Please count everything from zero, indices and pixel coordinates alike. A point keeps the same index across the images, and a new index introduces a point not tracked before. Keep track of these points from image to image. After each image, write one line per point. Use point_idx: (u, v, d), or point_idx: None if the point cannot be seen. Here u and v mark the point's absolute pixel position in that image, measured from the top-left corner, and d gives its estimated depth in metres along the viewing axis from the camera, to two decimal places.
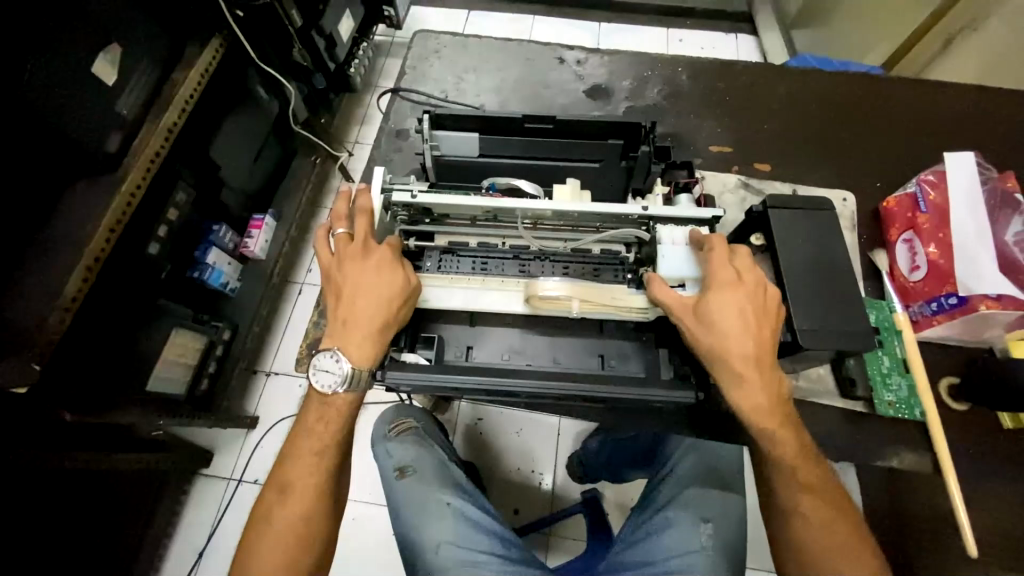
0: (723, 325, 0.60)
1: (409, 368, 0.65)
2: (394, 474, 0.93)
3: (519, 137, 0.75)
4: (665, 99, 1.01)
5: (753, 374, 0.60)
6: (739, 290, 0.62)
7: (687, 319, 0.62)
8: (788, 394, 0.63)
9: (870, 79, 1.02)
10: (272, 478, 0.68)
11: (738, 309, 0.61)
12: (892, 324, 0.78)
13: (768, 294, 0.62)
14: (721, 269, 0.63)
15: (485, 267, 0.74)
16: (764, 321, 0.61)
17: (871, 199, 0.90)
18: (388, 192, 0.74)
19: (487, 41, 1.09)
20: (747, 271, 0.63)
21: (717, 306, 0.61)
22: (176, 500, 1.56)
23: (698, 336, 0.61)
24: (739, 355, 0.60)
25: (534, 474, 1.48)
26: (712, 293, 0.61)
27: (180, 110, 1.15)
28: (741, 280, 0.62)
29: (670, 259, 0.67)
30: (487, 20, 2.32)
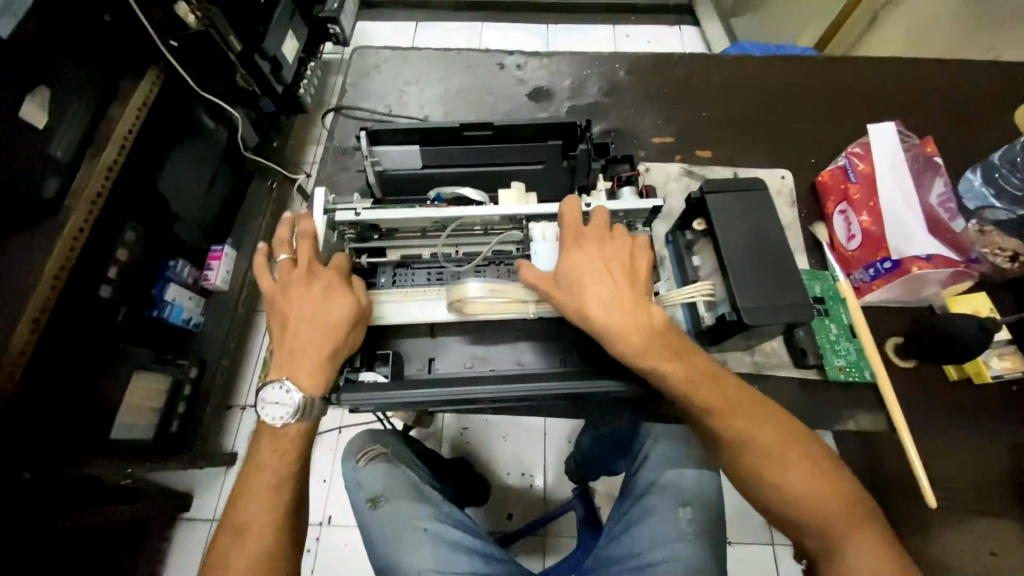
0: (578, 284, 0.64)
1: (368, 386, 0.65)
2: (367, 505, 0.90)
3: (460, 145, 0.76)
4: (606, 96, 1.03)
5: (615, 319, 0.63)
6: (584, 251, 0.66)
7: (545, 287, 0.65)
8: (667, 331, 0.64)
9: (798, 60, 1.07)
10: (231, 518, 0.65)
11: (586, 266, 0.65)
12: (836, 292, 0.80)
13: (616, 246, 0.67)
14: (568, 235, 0.68)
15: (440, 277, 0.75)
16: (617, 273, 0.65)
17: (808, 174, 0.94)
18: (332, 212, 0.73)
19: (426, 52, 1.09)
20: (593, 231, 0.68)
21: (565, 269, 0.65)
22: (156, 550, 1.50)
23: (560, 300, 0.65)
24: (597, 305, 0.63)
25: (524, 477, 1.48)
26: (561, 258, 0.66)
27: (120, 146, 1.12)
28: (586, 240, 0.67)
29: (542, 253, 0.71)
30: (435, 31, 2.32)
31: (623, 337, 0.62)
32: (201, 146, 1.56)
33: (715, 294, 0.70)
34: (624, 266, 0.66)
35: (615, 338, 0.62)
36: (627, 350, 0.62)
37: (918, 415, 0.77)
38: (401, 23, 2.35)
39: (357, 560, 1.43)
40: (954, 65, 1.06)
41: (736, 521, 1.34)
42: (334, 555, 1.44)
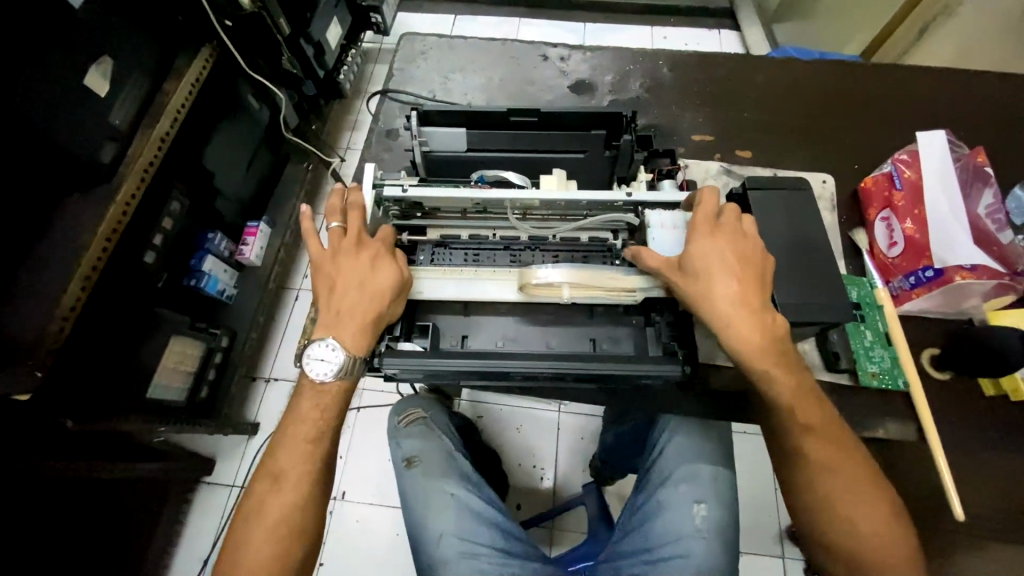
0: (708, 273, 0.63)
1: (403, 353, 0.67)
2: (403, 464, 0.96)
3: (506, 131, 0.78)
4: (647, 92, 1.04)
5: (741, 314, 0.62)
6: (716, 242, 0.65)
7: (668, 271, 0.64)
8: (786, 336, 0.63)
9: (845, 66, 1.05)
10: (267, 468, 0.69)
11: (718, 259, 0.63)
12: (873, 299, 0.80)
13: (749, 242, 0.65)
14: (700, 223, 0.66)
15: (477, 258, 0.76)
16: (748, 269, 0.63)
17: (850, 180, 0.93)
18: (380, 188, 0.77)
19: (472, 41, 1.11)
20: (726, 223, 0.66)
21: (696, 257, 0.63)
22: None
23: (682, 286, 0.64)
24: (725, 297, 0.62)
25: (536, 470, 1.50)
26: (691, 244, 0.64)
27: (172, 120, 1.18)
28: (720, 232, 0.65)
29: (660, 241, 0.69)
30: (474, 24, 2.35)
31: (743, 332, 0.62)
32: (246, 125, 1.62)
33: None
34: (753, 263, 0.64)
35: (729, 331, 0.62)
36: (740, 344, 0.62)
37: (947, 430, 0.76)
38: (441, 15, 2.39)
39: (368, 536, 1.47)
40: (1009, 79, 1.03)
41: (745, 530, 1.33)
42: (345, 530, 1.48)
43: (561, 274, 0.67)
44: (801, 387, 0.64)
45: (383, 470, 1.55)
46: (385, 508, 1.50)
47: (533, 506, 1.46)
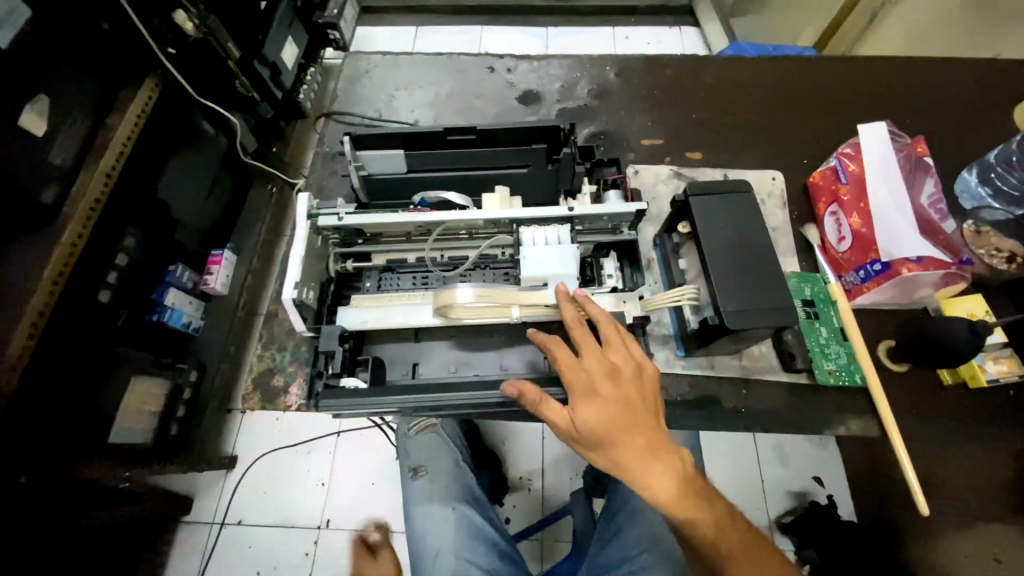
0: (609, 434, 0.54)
1: (345, 394, 0.64)
2: (408, 473, 0.96)
3: (445, 150, 0.76)
4: (595, 98, 1.03)
5: (656, 469, 0.54)
6: (599, 388, 0.56)
7: (568, 437, 0.56)
8: (695, 470, 0.57)
9: (791, 61, 1.06)
10: None
11: (607, 414, 0.55)
12: (827, 295, 0.79)
13: (627, 378, 0.57)
14: (572, 371, 0.57)
15: (426, 282, 0.78)
16: (638, 412, 0.56)
17: (800, 175, 0.93)
18: (315, 217, 0.72)
19: (417, 57, 1.09)
20: (598, 357, 0.58)
21: (589, 420, 0.54)
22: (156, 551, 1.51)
23: (587, 453, 0.56)
24: (635, 455, 0.54)
25: (522, 481, 1.47)
26: (575, 401, 0.56)
27: (118, 155, 1.13)
28: (596, 373, 0.57)
29: (534, 259, 0.68)
30: (436, 34, 2.34)
31: (658, 488, 0.53)
32: (201, 152, 1.58)
33: (700, 298, 0.69)
34: (640, 398, 0.57)
35: (645, 490, 0.54)
36: (660, 501, 0.55)
37: (912, 421, 0.75)
38: (401, 27, 2.37)
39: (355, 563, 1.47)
40: (951, 62, 1.04)
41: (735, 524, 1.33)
42: None
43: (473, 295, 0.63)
44: (714, 514, 0.56)
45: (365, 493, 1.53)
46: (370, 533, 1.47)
47: (522, 518, 1.43)
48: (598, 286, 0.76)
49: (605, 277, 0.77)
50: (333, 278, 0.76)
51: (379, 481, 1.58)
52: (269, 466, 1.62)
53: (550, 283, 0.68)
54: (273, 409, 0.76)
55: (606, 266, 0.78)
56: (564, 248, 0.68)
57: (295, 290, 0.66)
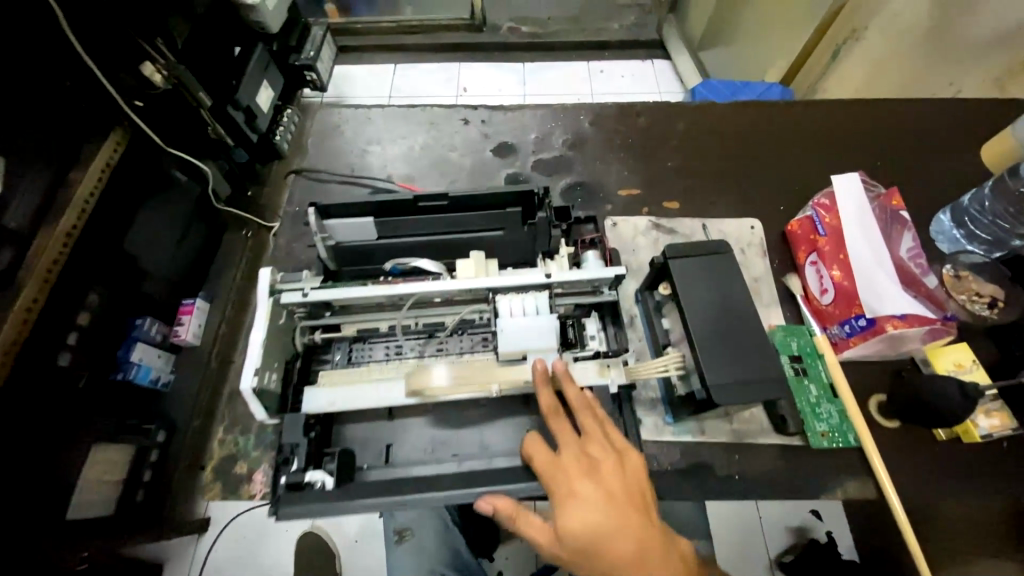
0: (595, 541, 0.50)
1: (306, 500, 0.59)
2: (393, 538, 0.91)
3: (416, 217, 0.73)
4: (570, 148, 1.02)
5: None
6: (581, 487, 0.53)
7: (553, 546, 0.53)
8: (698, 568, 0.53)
9: (761, 106, 1.07)
10: None
11: (590, 519, 0.51)
12: (813, 348, 0.77)
13: (608, 471, 0.54)
14: (550, 470, 0.55)
15: (399, 352, 0.74)
16: (624, 512, 0.52)
17: (778, 222, 0.93)
18: (277, 293, 0.68)
19: (390, 109, 1.08)
20: (577, 450, 0.56)
21: (572, 528, 0.51)
22: None
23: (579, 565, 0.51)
24: (628, 562, 0.50)
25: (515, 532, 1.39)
26: (555, 506, 0.53)
27: (79, 215, 0.95)
28: (575, 471, 0.54)
29: (510, 334, 0.64)
30: (414, 71, 2.36)
31: None
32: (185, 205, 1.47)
33: (687, 365, 0.66)
34: (626, 493, 0.54)
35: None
36: None
37: (911, 478, 0.73)
38: (379, 65, 2.38)
39: None
40: (918, 104, 1.06)
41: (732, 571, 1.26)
42: None
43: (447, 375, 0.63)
44: None
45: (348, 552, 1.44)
46: None
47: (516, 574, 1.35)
48: (580, 350, 0.73)
49: (588, 339, 0.74)
50: (300, 353, 0.72)
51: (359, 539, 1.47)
52: (241, 529, 1.49)
53: (529, 357, 0.64)
54: (235, 499, 0.70)
55: (588, 327, 0.75)
56: (543, 318, 0.65)
57: (256, 377, 0.61)
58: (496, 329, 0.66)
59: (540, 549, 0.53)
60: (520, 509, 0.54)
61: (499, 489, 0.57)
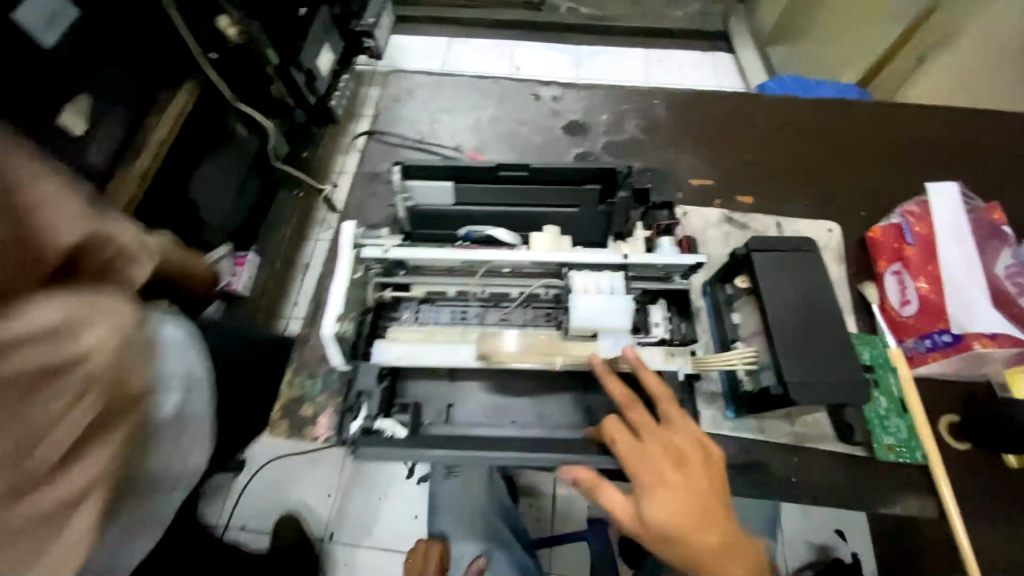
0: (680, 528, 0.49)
1: (383, 444, 0.61)
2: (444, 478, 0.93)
3: (495, 185, 0.73)
4: (643, 133, 1.00)
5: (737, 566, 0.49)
6: (666, 473, 0.52)
7: (633, 528, 0.52)
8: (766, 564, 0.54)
9: (845, 107, 1.02)
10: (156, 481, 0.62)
11: (679, 505, 0.50)
12: (887, 360, 0.75)
13: (694, 459, 0.53)
14: (632, 451, 0.54)
15: (464, 318, 0.74)
16: (710, 498, 0.51)
17: (855, 229, 0.90)
18: (360, 247, 0.71)
19: (462, 79, 1.07)
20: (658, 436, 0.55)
21: (660, 516, 0.50)
22: None
23: (659, 546, 0.51)
24: (712, 548, 0.49)
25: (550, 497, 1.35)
26: (644, 490, 0.52)
27: (155, 155, 1.07)
28: (661, 456, 0.53)
29: (583, 308, 0.64)
30: (468, 47, 2.25)
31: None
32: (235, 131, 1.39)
33: (759, 360, 0.65)
34: (712, 484, 0.53)
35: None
36: None
37: (979, 505, 0.70)
38: (434, 38, 2.28)
39: None
40: (1018, 121, 1.00)
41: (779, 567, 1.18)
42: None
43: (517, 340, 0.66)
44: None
45: (367, 515, 1.39)
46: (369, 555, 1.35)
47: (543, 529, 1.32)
48: (645, 335, 0.72)
49: (652, 325, 0.73)
50: (370, 308, 0.74)
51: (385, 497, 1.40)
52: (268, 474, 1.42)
53: (601, 335, 0.65)
54: (299, 439, 0.73)
55: (654, 313, 0.73)
56: (618, 298, 0.65)
57: (337, 324, 0.64)
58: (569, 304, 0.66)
59: (620, 527, 0.53)
60: (598, 484, 0.54)
61: (581, 462, 0.58)
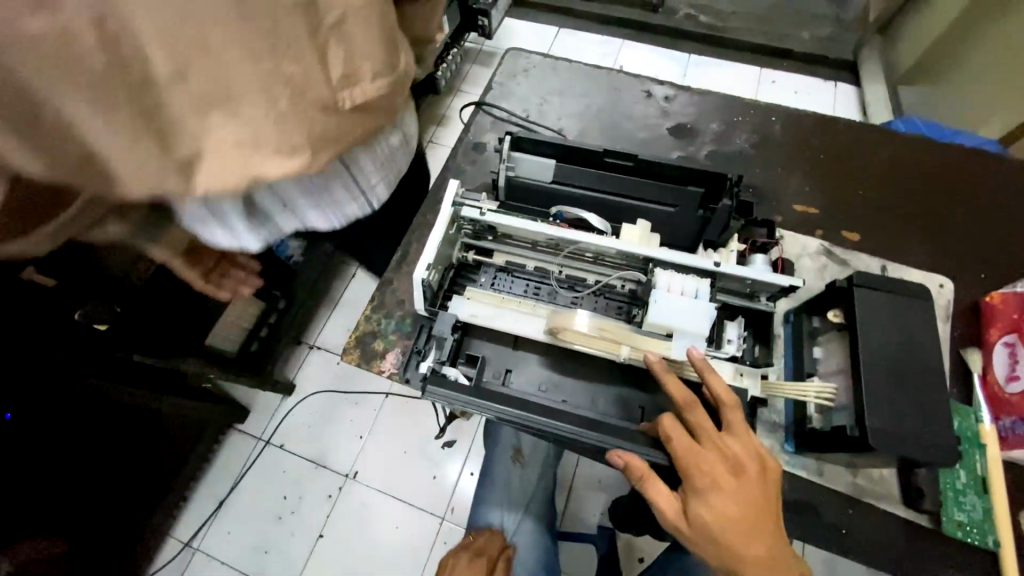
0: (718, 532, 0.52)
1: (449, 385, 0.66)
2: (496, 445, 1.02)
3: (599, 170, 0.75)
4: (752, 148, 0.96)
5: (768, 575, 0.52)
6: (720, 484, 0.53)
7: (675, 522, 0.55)
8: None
9: (990, 158, 0.93)
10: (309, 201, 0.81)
11: (726, 516, 0.52)
12: (975, 435, 0.70)
13: (751, 474, 0.54)
14: (689, 455, 0.55)
15: (538, 292, 0.75)
16: (758, 515, 0.53)
17: (972, 289, 0.82)
18: (459, 205, 0.75)
19: (576, 65, 1.08)
20: (716, 444, 0.55)
21: (705, 517, 0.52)
22: (199, 465, 1.49)
23: (695, 542, 0.54)
24: (748, 558, 0.52)
25: (568, 489, 1.37)
26: (693, 493, 0.54)
27: None
28: (719, 467, 0.54)
29: (662, 306, 0.65)
30: (574, 39, 2.21)
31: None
32: None
33: (836, 399, 0.63)
34: (764, 501, 0.54)
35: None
36: None
37: None
38: (543, 25, 2.26)
39: (372, 523, 1.43)
40: None
41: None
42: (349, 509, 1.45)
43: (588, 321, 0.67)
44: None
45: (398, 462, 1.49)
46: (390, 499, 1.46)
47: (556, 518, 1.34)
48: (717, 349, 0.69)
49: (725, 341, 0.70)
50: (453, 265, 0.77)
51: (410, 451, 1.51)
52: (316, 405, 1.57)
53: (675, 337, 0.65)
54: (368, 369, 0.79)
55: (729, 330, 0.70)
56: (701, 303, 0.65)
57: (427, 272, 0.69)
58: (649, 298, 0.66)
59: (661, 517, 0.56)
60: (647, 477, 0.57)
61: (633, 450, 0.60)
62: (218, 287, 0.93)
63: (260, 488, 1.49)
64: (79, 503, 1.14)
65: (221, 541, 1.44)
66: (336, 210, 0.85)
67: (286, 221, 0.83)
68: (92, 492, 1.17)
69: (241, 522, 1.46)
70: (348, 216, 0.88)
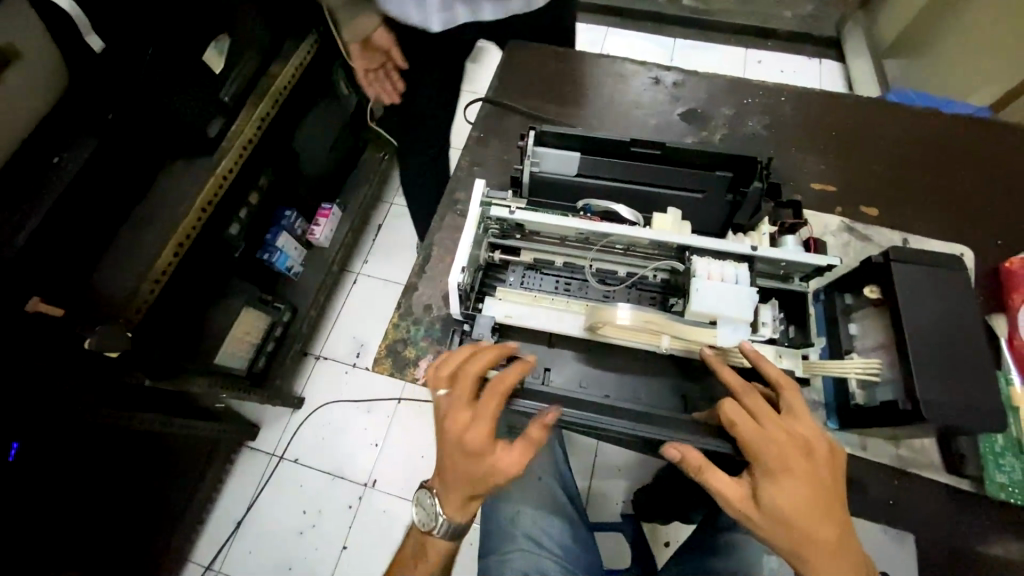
0: (787, 515, 0.52)
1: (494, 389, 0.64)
2: None
3: (625, 161, 0.74)
4: (765, 130, 0.96)
5: (836, 557, 0.53)
6: (791, 468, 0.53)
7: (742, 506, 0.55)
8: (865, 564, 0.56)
9: (997, 128, 0.94)
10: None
11: (797, 498, 0.52)
12: (1009, 399, 0.72)
13: (819, 458, 0.54)
14: (757, 439, 0.55)
15: (570, 289, 0.74)
16: (827, 498, 0.53)
17: (992, 257, 0.84)
18: (486, 205, 0.74)
19: (581, 54, 1.06)
20: (783, 428, 0.55)
21: (776, 501, 0.52)
22: (213, 485, 1.46)
23: (762, 527, 0.54)
24: (817, 541, 0.52)
25: (593, 482, 1.37)
26: (762, 477, 0.54)
27: (273, 102, 1.11)
28: (788, 450, 0.54)
29: (704, 293, 0.64)
30: None
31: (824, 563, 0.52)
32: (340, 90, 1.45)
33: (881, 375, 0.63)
34: (831, 482, 0.54)
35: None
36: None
37: None
38: None
39: (395, 528, 1.42)
40: None
41: None
42: (371, 518, 1.44)
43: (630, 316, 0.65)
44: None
45: (415, 466, 1.48)
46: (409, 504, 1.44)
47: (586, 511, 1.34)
48: (754, 334, 0.68)
49: (759, 324, 0.68)
50: (481, 266, 0.76)
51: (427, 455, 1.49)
52: (327, 416, 1.55)
53: (720, 324, 0.65)
54: (401, 378, 0.77)
55: (763, 313, 0.68)
56: (742, 288, 0.64)
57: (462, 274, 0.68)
58: (689, 287, 0.66)
59: (725, 503, 0.56)
60: (707, 465, 0.56)
61: (689, 442, 0.59)
62: (369, 85, 1.07)
63: (278, 504, 1.47)
64: (92, 537, 1.10)
65: (243, 560, 1.42)
66: (504, 1, 0.86)
67: (459, 6, 0.85)
68: (105, 525, 1.12)
69: (262, 539, 1.44)
70: (505, 13, 0.88)
